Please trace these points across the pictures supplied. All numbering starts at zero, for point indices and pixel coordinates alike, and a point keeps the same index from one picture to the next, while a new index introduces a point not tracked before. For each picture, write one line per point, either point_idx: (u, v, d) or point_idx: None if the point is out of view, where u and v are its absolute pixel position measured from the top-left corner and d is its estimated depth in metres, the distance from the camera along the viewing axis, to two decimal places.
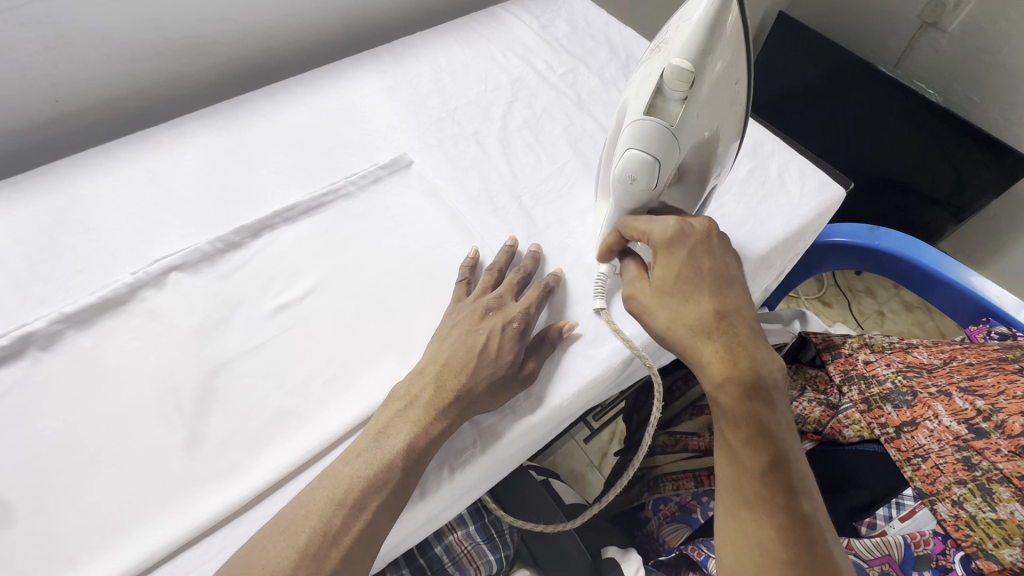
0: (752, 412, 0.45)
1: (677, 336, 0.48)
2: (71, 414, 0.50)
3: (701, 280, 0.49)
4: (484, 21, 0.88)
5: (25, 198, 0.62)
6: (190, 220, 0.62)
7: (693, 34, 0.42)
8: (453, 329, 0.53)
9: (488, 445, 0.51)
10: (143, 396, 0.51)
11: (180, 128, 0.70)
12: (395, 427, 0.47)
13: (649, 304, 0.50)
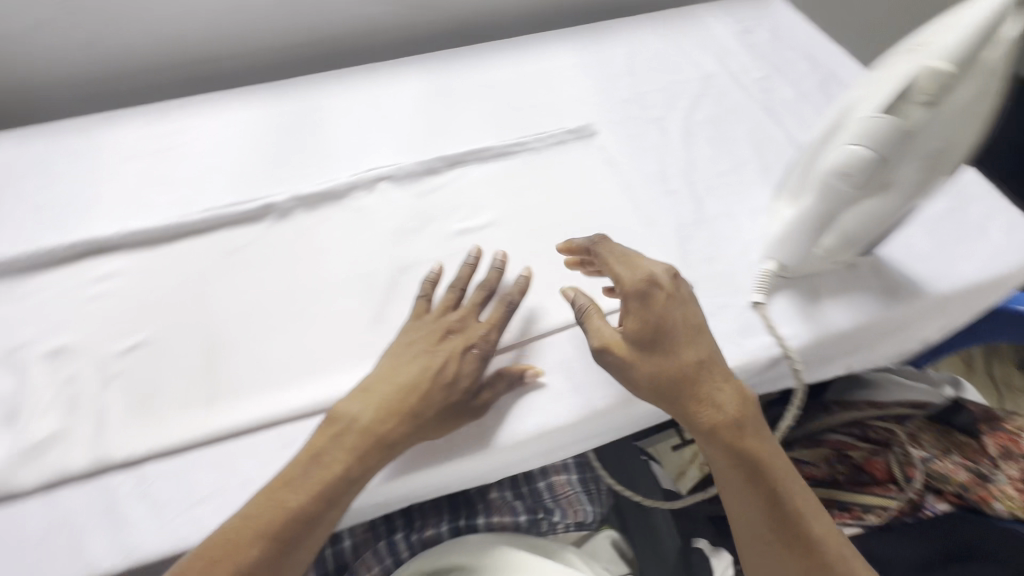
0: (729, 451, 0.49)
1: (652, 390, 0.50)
2: (289, 273, 0.60)
3: (704, 350, 0.51)
4: (684, 18, 0.90)
5: (281, 99, 0.76)
6: (399, 144, 0.72)
7: (954, 41, 0.46)
8: (409, 347, 0.51)
9: (626, 397, 0.53)
10: (344, 274, 0.60)
11: (404, 67, 0.81)
12: (359, 457, 0.46)
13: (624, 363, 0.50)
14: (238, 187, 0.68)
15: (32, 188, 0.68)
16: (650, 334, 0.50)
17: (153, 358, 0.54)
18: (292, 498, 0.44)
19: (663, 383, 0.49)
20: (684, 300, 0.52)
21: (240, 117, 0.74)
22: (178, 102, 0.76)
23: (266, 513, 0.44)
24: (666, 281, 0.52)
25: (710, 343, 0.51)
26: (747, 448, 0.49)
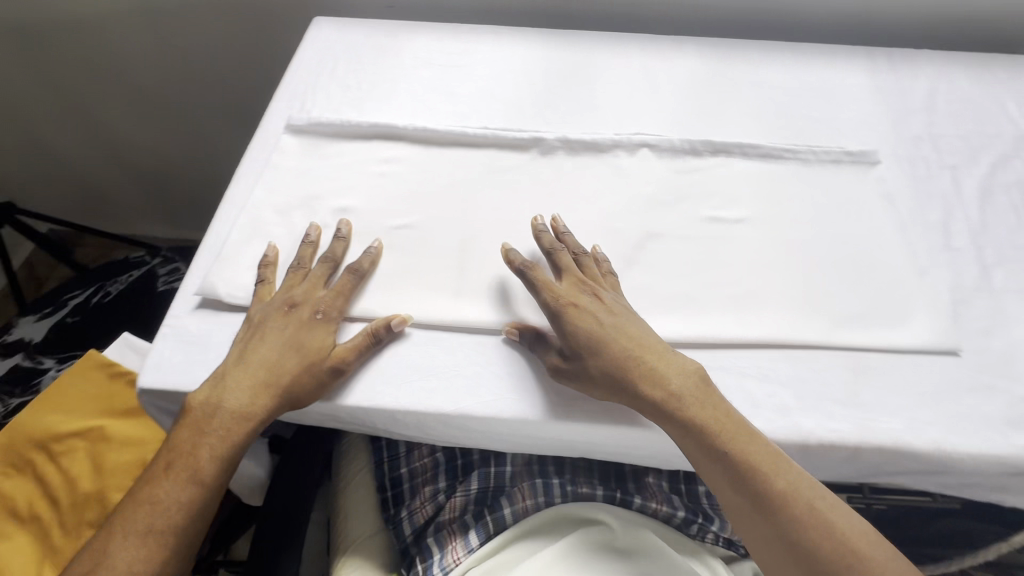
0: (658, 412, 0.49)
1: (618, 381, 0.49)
2: (543, 206, 0.63)
3: (635, 337, 0.51)
4: (1008, 66, 0.79)
5: (561, 47, 0.80)
6: (664, 118, 0.72)
7: None
8: (267, 332, 0.53)
9: (862, 440, 0.49)
10: (593, 223, 0.62)
11: (682, 47, 0.81)
12: (233, 377, 0.51)
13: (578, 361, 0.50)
14: (510, 117, 0.73)
15: (342, 70, 0.78)
16: (632, 361, 0.50)
17: (416, 242, 0.61)
18: (220, 444, 0.49)
19: (612, 380, 0.49)
20: (612, 311, 0.53)
21: (523, 55, 0.79)
22: (470, 27, 0.83)
23: (210, 449, 0.49)
24: (586, 302, 0.53)
25: (665, 346, 0.52)
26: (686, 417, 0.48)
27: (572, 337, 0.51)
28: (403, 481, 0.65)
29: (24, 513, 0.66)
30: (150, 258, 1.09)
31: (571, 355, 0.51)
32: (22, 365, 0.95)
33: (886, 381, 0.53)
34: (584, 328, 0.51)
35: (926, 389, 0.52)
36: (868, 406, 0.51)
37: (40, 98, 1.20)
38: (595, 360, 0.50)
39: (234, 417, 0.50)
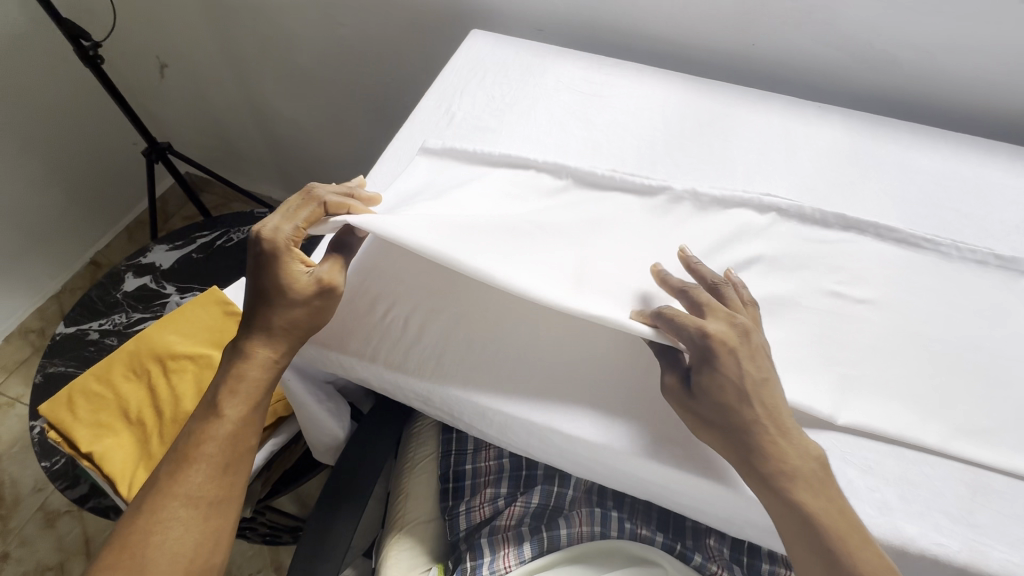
0: (746, 457, 0.48)
1: (737, 430, 0.48)
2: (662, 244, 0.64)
3: (771, 398, 0.50)
4: None
5: (701, 96, 0.82)
6: (795, 182, 0.72)
7: None
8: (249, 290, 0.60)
9: (968, 561, 0.46)
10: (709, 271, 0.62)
11: (825, 115, 0.80)
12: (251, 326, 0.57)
13: (720, 408, 0.49)
14: (641, 153, 0.74)
15: (489, 81, 0.84)
16: (757, 423, 0.48)
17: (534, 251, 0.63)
18: (242, 385, 0.57)
19: (734, 437, 0.49)
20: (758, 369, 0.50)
21: (661, 95, 0.81)
22: (614, 61, 0.86)
23: (237, 391, 0.56)
24: (737, 343, 0.50)
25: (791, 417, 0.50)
26: (769, 460, 0.47)
27: (714, 387, 0.49)
28: (465, 478, 0.67)
29: (133, 416, 0.73)
30: None
31: (707, 403, 0.49)
32: (149, 286, 1.07)
33: (1002, 504, 0.49)
34: (729, 376, 0.49)
35: None
36: (981, 529, 0.47)
37: (215, 58, 1.37)
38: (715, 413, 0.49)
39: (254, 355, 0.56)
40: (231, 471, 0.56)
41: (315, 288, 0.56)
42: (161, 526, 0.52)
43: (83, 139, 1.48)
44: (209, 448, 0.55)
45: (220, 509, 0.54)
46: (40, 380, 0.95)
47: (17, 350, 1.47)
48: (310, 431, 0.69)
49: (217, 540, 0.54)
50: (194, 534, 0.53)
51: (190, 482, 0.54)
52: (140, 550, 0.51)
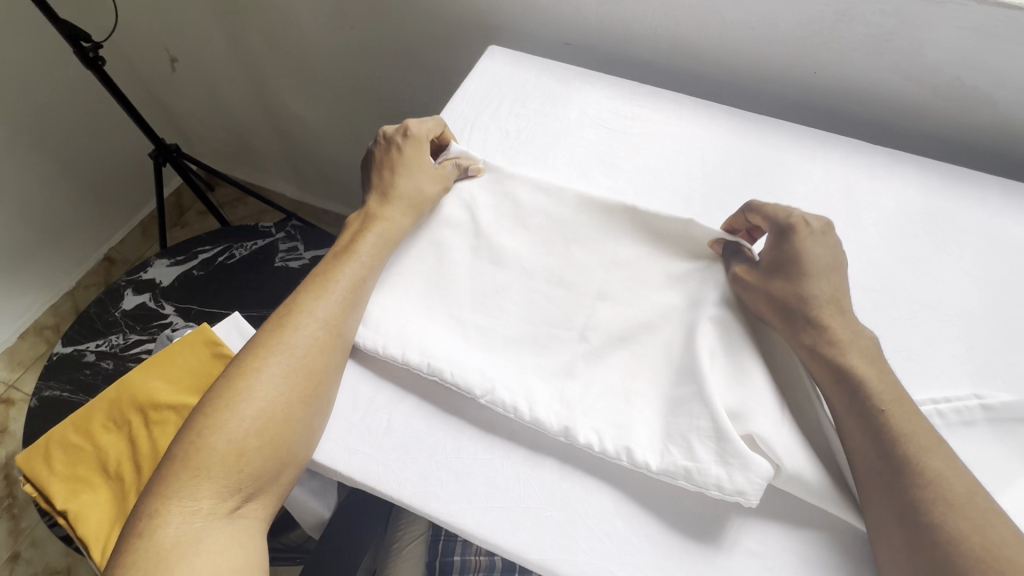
0: (799, 308, 0.51)
1: (792, 292, 0.51)
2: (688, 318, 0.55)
3: (835, 263, 0.53)
4: None
5: (749, 136, 0.70)
6: (856, 254, 0.61)
7: None
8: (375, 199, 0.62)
9: None
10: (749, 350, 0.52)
11: (896, 163, 0.68)
12: (360, 245, 0.57)
13: (788, 275, 0.52)
14: (674, 207, 0.64)
15: (505, 110, 0.74)
16: (822, 289, 0.51)
17: (537, 316, 0.56)
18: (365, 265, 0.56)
19: (788, 300, 0.51)
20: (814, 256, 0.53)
21: (701, 133, 0.70)
22: (650, 89, 0.75)
23: (330, 285, 0.55)
24: (813, 229, 0.54)
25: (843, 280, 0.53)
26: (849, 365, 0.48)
27: (802, 267, 0.52)
28: (452, 569, 0.63)
29: (111, 470, 0.69)
30: (276, 232, 1.12)
31: (786, 265, 0.53)
32: (148, 304, 1.03)
33: None
34: (792, 245, 0.53)
35: None
36: None
37: (223, 52, 1.29)
38: (784, 282, 0.52)
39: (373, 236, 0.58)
40: (323, 366, 0.51)
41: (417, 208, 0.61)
42: (264, 378, 0.49)
43: (95, 134, 1.45)
44: (282, 335, 0.51)
45: (285, 408, 0.48)
46: (36, 404, 0.93)
47: (34, 346, 1.48)
48: (296, 508, 0.63)
49: (283, 449, 0.48)
50: (261, 420, 0.48)
51: (282, 355, 0.50)
52: (238, 399, 0.48)
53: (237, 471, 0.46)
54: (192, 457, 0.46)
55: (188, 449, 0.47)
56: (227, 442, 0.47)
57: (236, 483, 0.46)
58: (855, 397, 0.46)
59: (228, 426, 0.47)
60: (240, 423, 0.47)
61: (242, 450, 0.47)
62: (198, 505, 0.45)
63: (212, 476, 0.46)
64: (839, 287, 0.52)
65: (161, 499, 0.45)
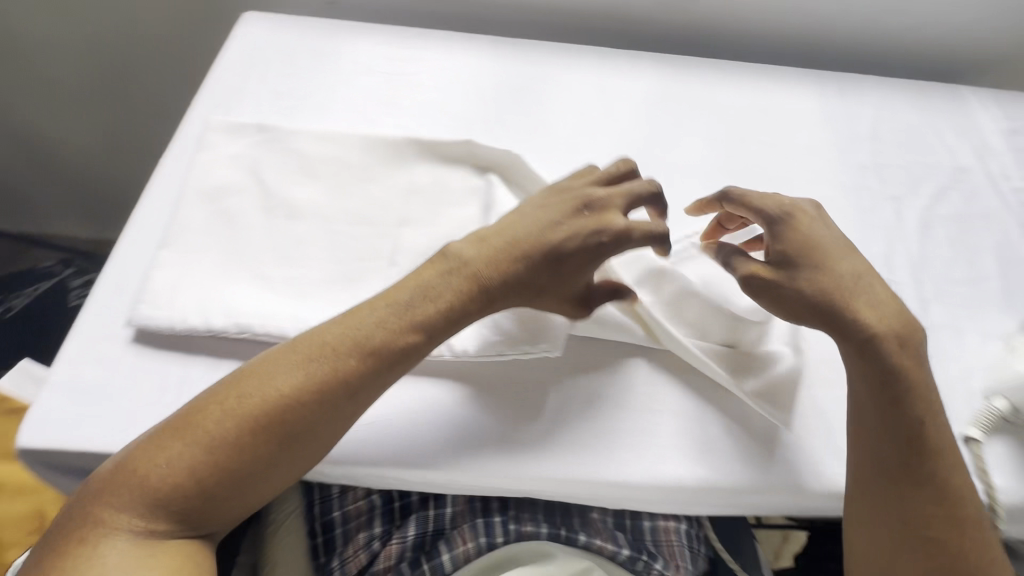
0: (577, 240, 0.50)
1: (564, 239, 0.50)
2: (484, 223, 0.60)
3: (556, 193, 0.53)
4: (946, 96, 0.81)
5: (513, 58, 0.77)
6: (619, 139, 0.70)
7: None
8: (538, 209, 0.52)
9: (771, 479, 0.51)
10: None
11: (636, 61, 0.79)
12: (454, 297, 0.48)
13: (549, 235, 0.50)
14: (457, 131, 0.69)
15: (274, 72, 0.72)
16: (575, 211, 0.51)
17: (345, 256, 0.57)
18: (416, 311, 0.47)
19: (579, 246, 0.50)
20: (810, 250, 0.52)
21: (472, 63, 0.75)
22: (416, 31, 0.78)
23: (370, 315, 0.47)
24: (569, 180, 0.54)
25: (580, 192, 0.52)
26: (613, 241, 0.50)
27: (554, 225, 0.50)
28: (335, 526, 0.60)
29: None
30: (63, 269, 0.98)
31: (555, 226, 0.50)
32: None
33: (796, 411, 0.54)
34: (548, 212, 0.51)
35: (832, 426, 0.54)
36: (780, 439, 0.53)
37: None
38: (586, 234, 0.50)
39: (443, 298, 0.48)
40: (322, 413, 0.44)
41: (622, 239, 0.50)
42: (262, 397, 0.44)
43: None
44: (299, 368, 0.44)
45: (265, 449, 0.43)
46: None
47: None
48: None
49: (239, 492, 0.43)
50: (236, 447, 0.42)
51: (290, 385, 0.44)
52: (227, 412, 0.43)
53: (188, 492, 0.42)
54: (155, 456, 0.42)
55: (154, 444, 0.42)
56: (192, 455, 0.42)
57: (177, 510, 0.41)
58: (652, 263, 0.50)
59: (211, 442, 0.42)
60: (222, 433, 0.43)
61: (199, 472, 0.42)
62: (135, 514, 0.41)
63: (162, 488, 0.41)
64: (595, 214, 0.51)
65: (108, 494, 0.41)
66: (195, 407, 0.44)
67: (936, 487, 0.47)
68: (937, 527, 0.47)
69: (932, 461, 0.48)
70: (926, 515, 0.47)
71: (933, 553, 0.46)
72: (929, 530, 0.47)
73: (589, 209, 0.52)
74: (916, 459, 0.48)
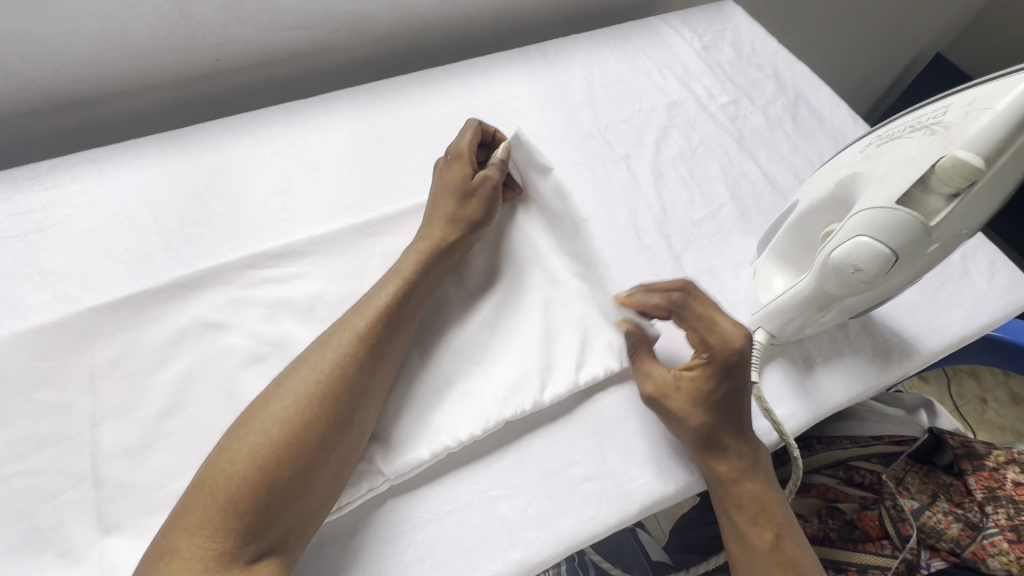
0: (443, 241, 0.52)
1: (448, 240, 0.53)
2: (199, 381, 0.50)
3: (431, 207, 0.56)
4: (642, 31, 0.83)
5: (184, 154, 0.65)
6: (334, 204, 0.62)
7: (994, 129, 0.35)
8: (444, 177, 0.56)
9: (592, 522, 0.46)
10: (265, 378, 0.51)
11: (330, 104, 0.70)
12: (400, 270, 0.49)
13: (425, 240, 0.52)
14: (139, 274, 0.56)
15: None
16: (452, 217, 0.54)
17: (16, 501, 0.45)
18: (387, 292, 0.48)
19: (451, 241, 0.53)
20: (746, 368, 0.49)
21: (132, 177, 0.62)
22: (47, 162, 0.62)
23: (391, 291, 0.48)
24: (450, 200, 0.55)
25: (444, 201, 0.55)
26: (446, 238, 0.53)
27: (444, 232, 0.53)
28: None
29: None
30: None
31: (451, 229, 0.53)
32: None
33: (596, 438, 0.50)
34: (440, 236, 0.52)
35: (636, 434, 0.50)
36: (587, 471, 0.48)
37: None
38: (469, 237, 0.54)
39: (441, 227, 0.53)
40: (333, 393, 0.42)
41: (491, 209, 0.56)
42: (284, 396, 0.41)
43: None
44: (341, 346, 0.44)
45: (318, 430, 0.40)
46: None
47: None
48: None
49: (303, 501, 0.40)
50: (291, 437, 0.40)
51: (329, 363, 0.43)
52: (279, 402, 0.41)
53: (253, 492, 0.38)
54: (218, 462, 0.39)
55: (217, 452, 0.39)
56: (253, 453, 0.39)
57: (240, 530, 0.37)
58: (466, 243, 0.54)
59: (248, 447, 0.39)
60: (265, 432, 0.40)
61: (262, 467, 0.38)
62: (209, 536, 0.37)
63: (228, 494, 0.38)
64: (436, 212, 0.54)
65: (184, 517, 0.37)
66: (245, 413, 0.41)
67: (755, 493, 0.48)
68: (761, 527, 0.47)
69: (751, 474, 0.48)
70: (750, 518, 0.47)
71: (758, 557, 0.46)
72: (754, 529, 0.47)
73: (463, 220, 0.54)
74: (736, 472, 0.47)
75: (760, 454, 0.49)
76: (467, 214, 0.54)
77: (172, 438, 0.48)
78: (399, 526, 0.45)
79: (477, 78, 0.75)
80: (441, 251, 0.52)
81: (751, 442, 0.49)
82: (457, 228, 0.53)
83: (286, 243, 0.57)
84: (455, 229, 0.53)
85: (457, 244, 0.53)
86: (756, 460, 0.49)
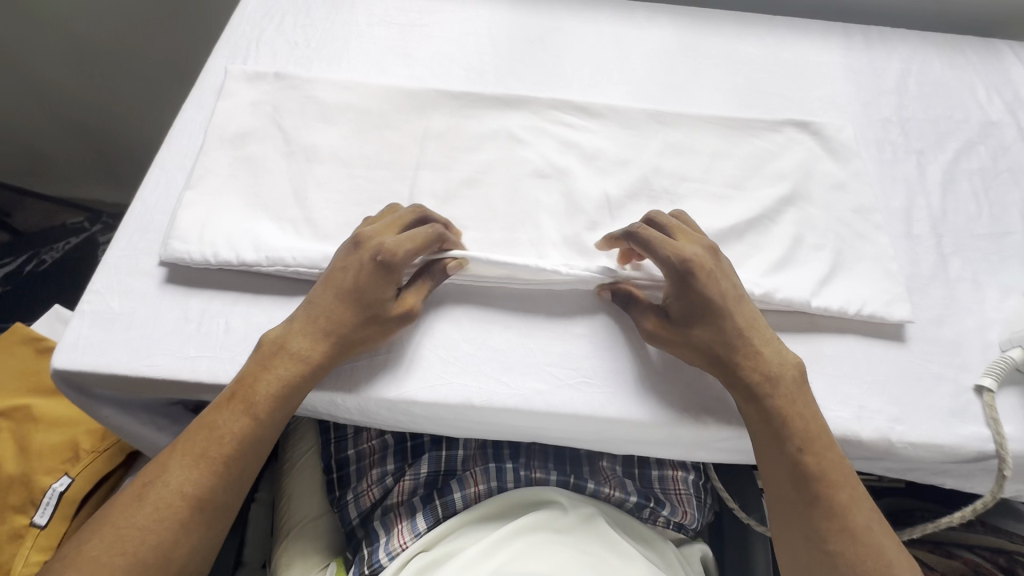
0: (342, 315, 0.48)
1: (347, 325, 0.48)
2: (494, 172, 0.61)
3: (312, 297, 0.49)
4: (979, 49, 0.78)
5: (526, 11, 0.76)
6: (632, 90, 0.70)
7: None
8: (344, 259, 0.50)
9: None
10: (543, 190, 0.60)
11: (653, 13, 0.77)
12: (282, 350, 0.47)
13: (321, 309, 0.48)
14: (471, 83, 0.69)
15: (290, 22, 0.72)
16: (354, 278, 0.48)
17: (355, 194, 0.58)
18: (319, 321, 0.48)
19: (356, 309, 0.48)
20: (725, 274, 0.50)
21: (486, 14, 0.75)
22: None
23: (323, 320, 0.48)
24: (363, 260, 0.49)
25: (354, 255, 0.49)
26: (378, 280, 0.48)
27: (347, 293, 0.48)
28: (349, 463, 0.62)
29: None
30: (91, 225, 1.03)
31: (362, 321, 0.48)
32: None
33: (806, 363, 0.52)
34: (336, 301, 0.48)
35: (847, 378, 0.52)
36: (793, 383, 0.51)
37: None
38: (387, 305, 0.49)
39: (353, 292, 0.48)
40: (265, 423, 0.46)
41: (407, 258, 0.48)
42: (230, 422, 0.45)
43: None
44: (293, 361, 0.47)
45: (230, 466, 0.45)
46: None
47: None
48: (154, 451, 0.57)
49: (217, 522, 0.45)
50: (209, 471, 0.44)
51: (280, 378, 0.46)
52: (223, 421, 0.45)
53: (162, 538, 0.42)
54: (162, 483, 0.43)
55: (159, 470, 0.44)
56: (184, 473, 0.44)
57: (161, 548, 0.42)
58: (393, 273, 0.48)
59: (177, 475, 0.44)
60: (198, 460, 0.44)
61: (186, 494, 0.43)
62: (147, 523, 0.42)
63: (147, 522, 0.42)
64: (365, 240, 0.50)
65: (83, 551, 0.41)
66: (180, 439, 0.46)
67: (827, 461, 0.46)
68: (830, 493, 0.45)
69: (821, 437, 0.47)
70: (787, 452, 0.46)
71: (821, 514, 0.45)
72: (819, 509, 0.45)
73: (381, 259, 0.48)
74: (760, 382, 0.47)
75: (787, 364, 0.49)
76: (374, 277, 0.48)
77: (466, 202, 0.59)
78: (618, 340, 0.53)
79: (793, 35, 0.77)
80: (328, 351, 0.47)
81: (767, 343, 0.49)
82: (368, 259, 0.49)
83: (589, 103, 0.66)
84: (361, 323, 0.48)
85: (367, 300, 0.48)
86: (778, 368, 0.48)
